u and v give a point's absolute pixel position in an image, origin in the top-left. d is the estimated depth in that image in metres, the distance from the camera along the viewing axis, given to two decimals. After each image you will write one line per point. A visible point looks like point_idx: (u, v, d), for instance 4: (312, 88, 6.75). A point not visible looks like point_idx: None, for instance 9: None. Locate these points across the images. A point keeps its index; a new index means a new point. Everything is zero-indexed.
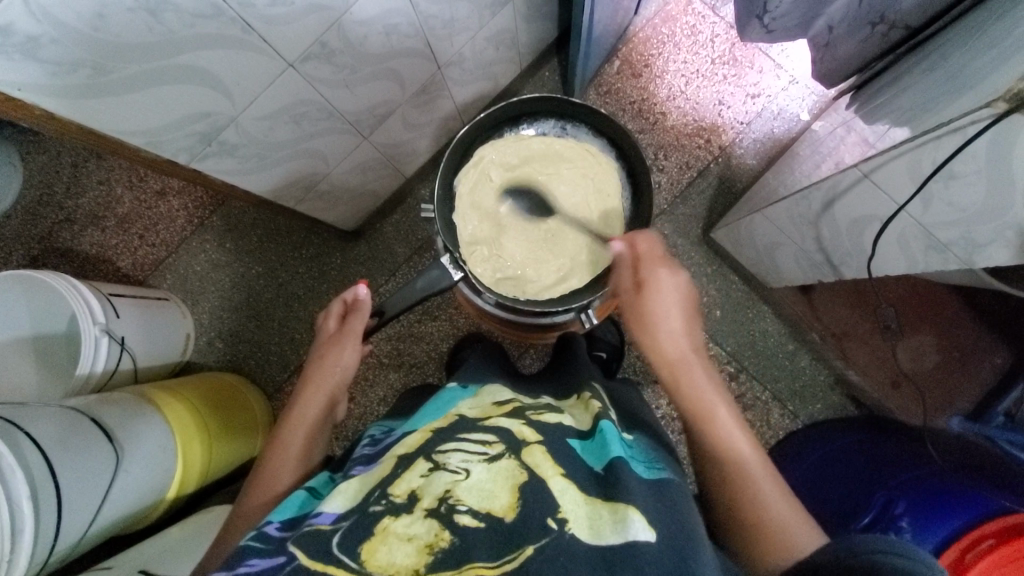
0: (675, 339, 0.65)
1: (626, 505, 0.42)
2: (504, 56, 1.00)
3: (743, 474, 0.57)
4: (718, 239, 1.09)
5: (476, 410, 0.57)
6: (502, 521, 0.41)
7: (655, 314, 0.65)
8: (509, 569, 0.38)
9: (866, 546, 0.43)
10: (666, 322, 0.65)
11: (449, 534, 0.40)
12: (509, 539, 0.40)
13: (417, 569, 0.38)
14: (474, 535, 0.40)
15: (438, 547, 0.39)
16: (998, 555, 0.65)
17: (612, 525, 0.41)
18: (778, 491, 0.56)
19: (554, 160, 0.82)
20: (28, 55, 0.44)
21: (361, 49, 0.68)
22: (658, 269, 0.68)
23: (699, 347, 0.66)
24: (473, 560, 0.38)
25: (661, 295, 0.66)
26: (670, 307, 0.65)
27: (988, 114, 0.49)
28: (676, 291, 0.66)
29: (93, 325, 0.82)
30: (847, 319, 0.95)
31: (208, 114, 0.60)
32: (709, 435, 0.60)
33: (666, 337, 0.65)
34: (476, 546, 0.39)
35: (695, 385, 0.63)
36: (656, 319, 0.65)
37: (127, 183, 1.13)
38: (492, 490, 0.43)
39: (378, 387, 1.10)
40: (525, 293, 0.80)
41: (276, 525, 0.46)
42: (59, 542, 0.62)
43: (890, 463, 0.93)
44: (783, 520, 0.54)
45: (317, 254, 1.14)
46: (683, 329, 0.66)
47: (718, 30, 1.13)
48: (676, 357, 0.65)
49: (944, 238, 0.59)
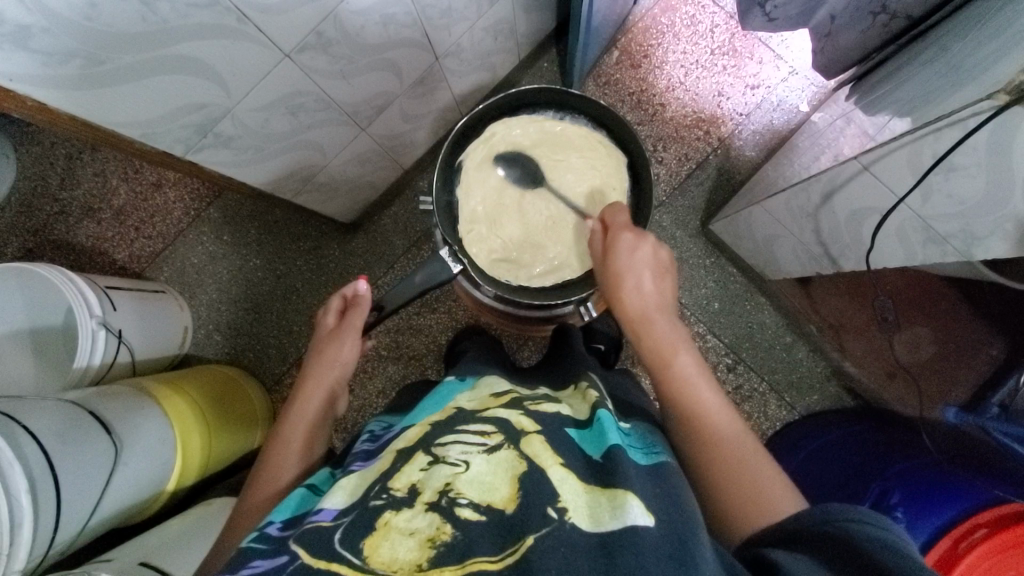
0: (645, 298, 0.64)
1: (625, 492, 0.43)
2: (503, 47, 1.00)
3: (717, 436, 0.55)
4: (717, 231, 1.08)
5: (475, 402, 0.57)
6: (503, 513, 0.41)
7: (619, 274, 0.65)
8: (510, 563, 0.37)
9: (842, 514, 0.43)
10: (634, 283, 0.64)
11: (450, 528, 0.40)
12: (511, 531, 0.40)
13: (419, 563, 0.38)
14: (476, 530, 0.40)
15: (440, 541, 0.39)
16: (989, 545, 0.65)
17: (611, 512, 0.41)
18: (747, 450, 0.54)
19: (565, 147, 0.80)
20: (19, 45, 0.43)
21: (358, 39, 0.67)
22: (624, 233, 0.67)
23: (670, 307, 0.65)
24: (475, 554, 0.38)
25: (625, 255, 0.65)
26: (633, 266, 0.65)
27: (990, 105, 0.49)
28: (643, 253, 0.65)
29: (90, 319, 0.82)
30: (846, 310, 0.95)
31: (203, 106, 0.60)
32: (679, 397, 0.59)
33: (634, 296, 0.64)
34: (479, 539, 0.39)
35: (658, 341, 0.62)
36: (620, 277, 0.65)
37: (122, 175, 1.12)
38: (493, 482, 0.44)
39: (377, 378, 1.10)
40: (519, 278, 0.79)
41: (278, 524, 0.47)
42: (59, 536, 0.62)
43: (881, 453, 0.95)
44: (752, 482, 0.52)
45: (315, 245, 1.14)
46: (654, 289, 0.65)
47: (718, 21, 1.12)
48: (647, 318, 0.63)
49: (944, 230, 0.59)
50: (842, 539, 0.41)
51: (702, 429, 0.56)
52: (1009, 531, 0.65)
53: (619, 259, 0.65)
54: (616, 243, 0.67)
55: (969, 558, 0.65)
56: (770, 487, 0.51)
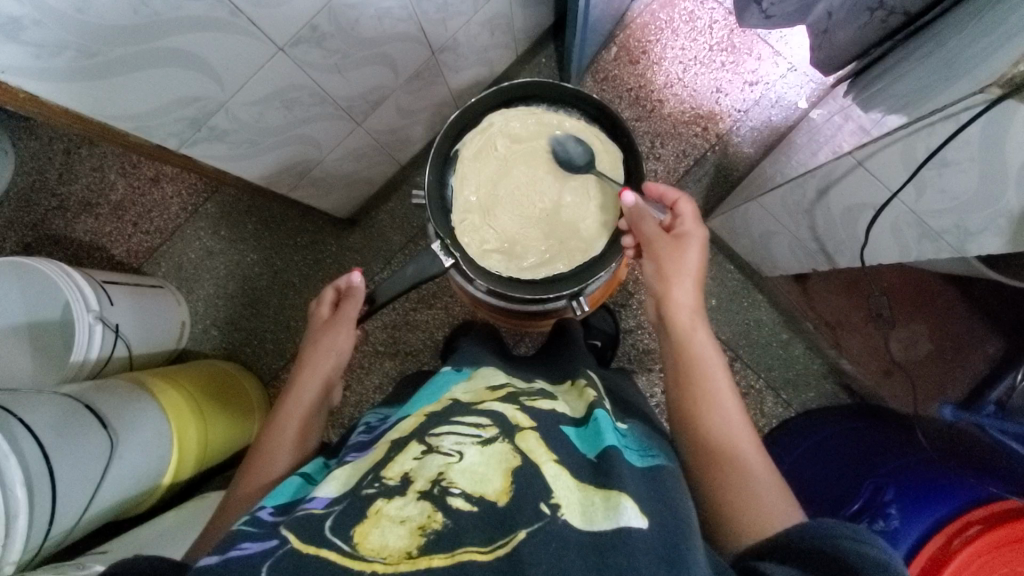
0: (687, 302, 0.66)
1: (619, 493, 0.43)
2: (500, 41, 1.00)
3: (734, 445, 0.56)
4: (712, 227, 1.10)
5: (470, 395, 0.58)
6: (495, 504, 0.41)
7: (679, 268, 0.66)
8: (502, 554, 0.38)
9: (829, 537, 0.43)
10: (679, 290, 0.66)
11: (441, 516, 0.40)
12: (501, 523, 0.40)
13: (410, 551, 0.38)
14: (467, 519, 0.40)
15: (430, 529, 0.39)
16: (984, 541, 0.64)
17: (604, 512, 0.41)
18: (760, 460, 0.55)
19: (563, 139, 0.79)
20: (9, 37, 0.43)
21: (352, 33, 0.67)
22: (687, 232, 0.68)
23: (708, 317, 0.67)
24: (466, 544, 0.38)
25: (688, 253, 0.67)
26: (690, 268, 0.66)
27: (983, 99, 0.49)
28: (698, 258, 0.67)
29: (87, 313, 0.82)
30: (841, 308, 0.96)
31: (196, 99, 0.60)
32: (702, 401, 0.59)
33: (681, 296, 0.66)
34: (469, 529, 0.39)
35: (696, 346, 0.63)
36: (678, 273, 0.66)
37: (120, 170, 1.12)
38: (485, 473, 0.44)
39: (373, 374, 1.11)
40: (509, 270, 0.78)
41: (269, 510, 0.47)
42: (53, 528, 0.62)
43: (877, 454, 0.91)
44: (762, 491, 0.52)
45: (312, 241, 1.14)
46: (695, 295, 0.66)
47: (717, 16, 1.12)
48: (686, 325, 0.65)
49: (936, 227, 0.59)
50: (830, 555, 0.42)
51: (718, 440, 0.57)
52: (1004, 527, 0.64)
53: (672, 260, 0.67)
54: (668, 244, 0.68)
55: (963, 552, 0.65)
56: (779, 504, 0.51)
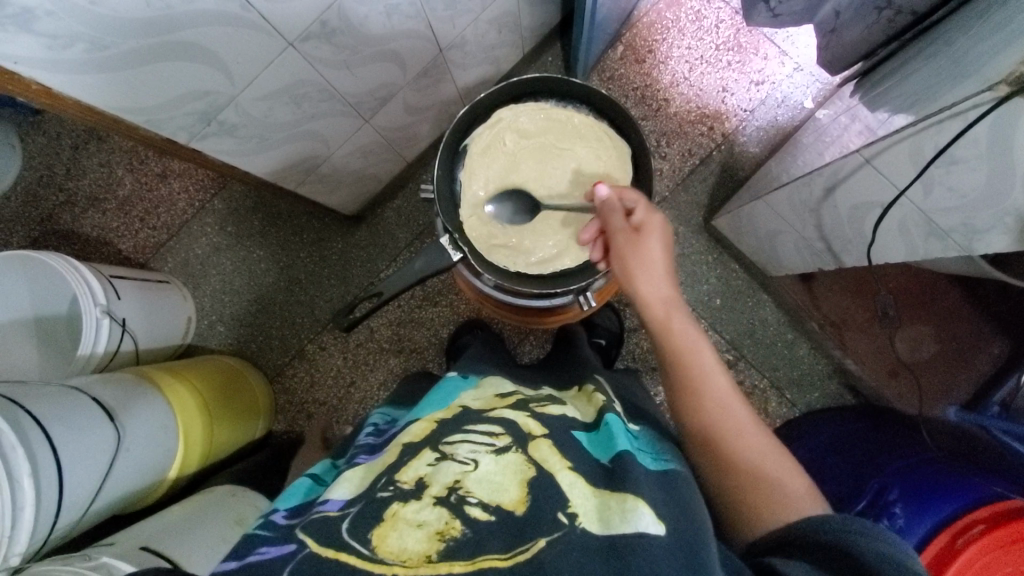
0: (661, 293, 0.65)
1: (635, 497, 0.43)
2: (506, 40, 1.00)
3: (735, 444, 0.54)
4: (718, 226, 1.08)
5: (481, 401, 0.58)
6: (513, 513, 0.42)
7: (646, 261, 0.66)
8: (523, 559, 0.38)
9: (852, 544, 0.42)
10: (651, 284, 0.65)
11: (460, 523, 0.41)
12: (517, 530, 0.41)
13: (429, 555, 0.39)
14: (485, 528, 0.41)
15: (450, 535, 0.40)
16: (988, 540, 0.64)
17: (621, 515, 0.41)
18: (775, 456, 0.52)
19: (571, 135, 0.79)
20: (24, 28, 0.43)
21: (361, 30, 0.67)
22: (644, 227, 0.67)
23: (685, 305, 0.65)
24: (485, 551, 0.39)
25: (653, 241, 0.66)
26: (655, 258, 0.66)
27: (990, 97, 0.49)
28: (660, 245, 0.66)
29: (94, 307, 0.83)
30: (848, 309, 1.02)
31: (206, 93, 0.60)
32: (694, 401, 0.58)
33: (650, 293, 0.65)
34: (486, 537, 0.40)
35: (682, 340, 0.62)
36: (646, 265, 0.65)
37: (128, 165, 1.13)
38: (502, 483, 0.44)
39: (378, 371, 1.11)
40: (515, 265, 0.79)
41: (283, 512, 0.47)
42: (60, 520, 0.63)
43: (880, 454, 0.91)
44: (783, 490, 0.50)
45: (317, 238, 1.14)
46: (666, 286, 0.65)
47: (723, 16, 1.12)
48: (666, 321, 0.63)
49: (945, 225, 0.59)
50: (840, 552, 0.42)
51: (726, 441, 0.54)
52: (1008, 526, 0.63)
53: (636, 254, 0.66)
54: (629, 239, 0.67)
55: (968, 550, 0.64)
56: (796, 482, 0.50)
